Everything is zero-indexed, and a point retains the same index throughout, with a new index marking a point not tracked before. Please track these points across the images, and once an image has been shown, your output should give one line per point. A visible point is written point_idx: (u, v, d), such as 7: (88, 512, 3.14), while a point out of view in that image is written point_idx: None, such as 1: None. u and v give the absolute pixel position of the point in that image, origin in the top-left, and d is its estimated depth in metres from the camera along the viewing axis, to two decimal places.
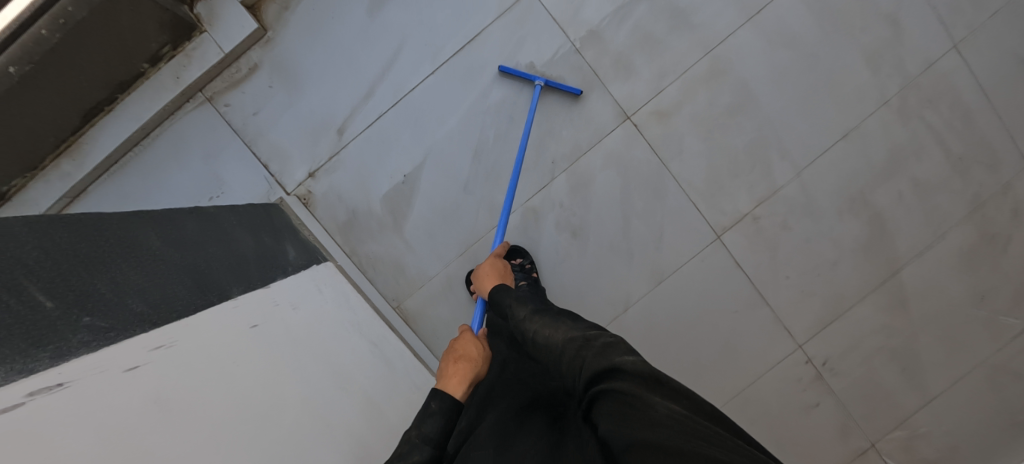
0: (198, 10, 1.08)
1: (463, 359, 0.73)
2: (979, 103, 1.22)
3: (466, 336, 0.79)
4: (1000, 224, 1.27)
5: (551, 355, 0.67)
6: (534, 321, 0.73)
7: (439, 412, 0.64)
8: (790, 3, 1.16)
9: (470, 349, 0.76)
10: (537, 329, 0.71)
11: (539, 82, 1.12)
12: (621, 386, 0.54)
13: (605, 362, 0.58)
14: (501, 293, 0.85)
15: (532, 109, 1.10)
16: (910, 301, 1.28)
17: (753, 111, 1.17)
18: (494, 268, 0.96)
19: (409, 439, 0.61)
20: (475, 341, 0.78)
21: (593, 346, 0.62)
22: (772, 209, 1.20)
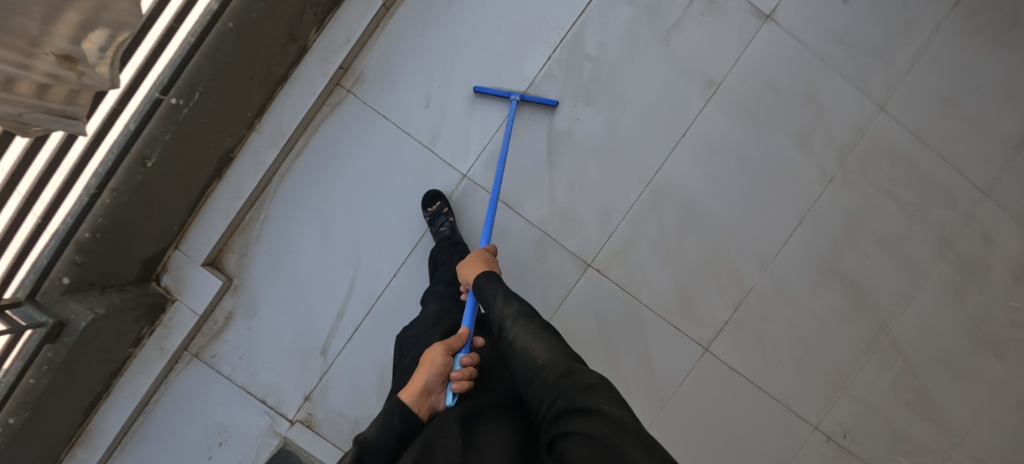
0: (165, 281, 1.14)
1: (419, 370, 0.67)
2: (919, 151, 1.22)
3: (433, 345, 0.71)
4: (975, 255, 1.25)
5: (522, 375, 0.58)
6: (517, 328, 0.61)
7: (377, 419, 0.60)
8: (709, 116, 1.18)
9: (429, 357, 0.68)
10: (516, 335, 0.61)
11: (515, 97, 1.13)
12: (600, 435, 0.45)
13: (589, 404, 0.49)
14: (491, 285, 0.71)
15: (510, 122, 1.11)
16: (913, 354, 1.26)
17: (703, 226, 1.20)
18: (476, 260, 0.81)
19: (353, 443, 0.57)
20: (438, 351, 0.69)
21: (577, 380, 0.52)
22: (749, 309, 1.22)
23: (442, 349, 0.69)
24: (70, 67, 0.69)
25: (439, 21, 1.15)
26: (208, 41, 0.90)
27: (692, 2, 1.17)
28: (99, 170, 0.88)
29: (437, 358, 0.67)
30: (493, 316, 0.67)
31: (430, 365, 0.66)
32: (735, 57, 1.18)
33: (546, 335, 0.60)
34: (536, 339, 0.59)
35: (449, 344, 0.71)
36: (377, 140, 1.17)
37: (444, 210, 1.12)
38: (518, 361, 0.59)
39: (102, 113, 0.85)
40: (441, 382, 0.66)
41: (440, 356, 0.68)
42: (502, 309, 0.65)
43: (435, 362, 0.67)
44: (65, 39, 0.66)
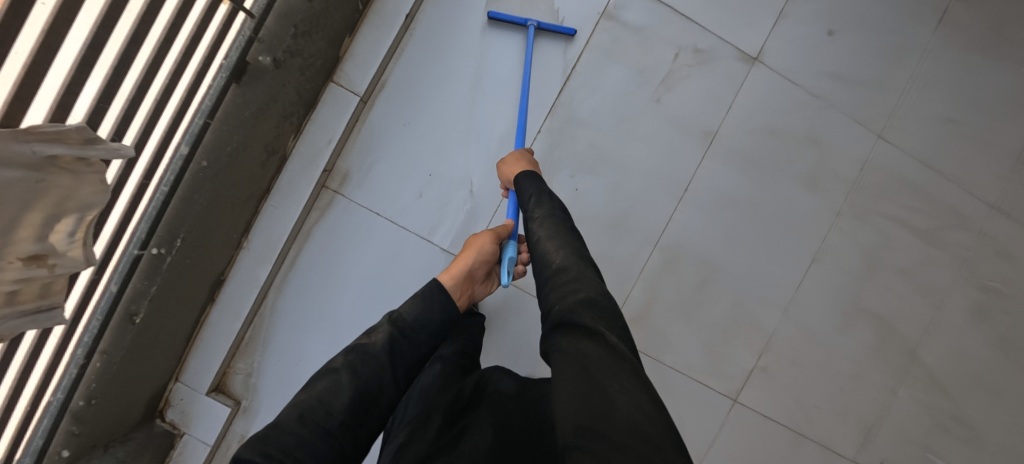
0: (170, 415, 1.06)
1: (463, 255, 0.87)
2: (926, 175, 1.20)
3: (482, 234, 0.91)
4: (993, 271, 1.24)
5: (537, 268, 0.71)
6: (541, 231, 0.74)
7: (417, 305, 0.75)
8: (713, 168, 1.15)
9: (473, 243, 0.89)
10: (540, 240, 0.73)
11: (530, 24, 1.08)
12: (586, 344, 0.55)
13: (585, 318, 0.58)
14: (530, 184, 0.83)
15: (529, 50, 1.07)
16: (943, 377, 1.24)
17: (720, 279, 1.17)
18: (519, 162, 0.91)
19: (392, 317, 0.73)
20: (483, 238, 0.89)
21: (579, 290, 0.62)
22: (776, 355, 1.19)
23: (485, 242, 0.88)
24: (41, 263, 0.62)
25: (424, 106, 1.11)
26: (185, 184, 0.84)
27: (678, 54, 1.14)
28: (85, 339, 0.82)
29: (477, 247, 0.87)
30: (526, 214, 0.80)
31: (471, 250, 0.87)
32: (729, 105, 1.15)
33: (569, 238, 0.71)
34: (557, 247, 0.70)
35: (495, 235, 0.89)
36: (374, 237, 1.12)
37: None
38: (539, 254, 0.71)
39: (79, 289, 0.76)
40: (476, 268, 0.86)
41: (480, 246, 0.87)
42: (533, 207, 0.79)
43: (474, 250, 0.87)
44: (30, 239, 0.58)
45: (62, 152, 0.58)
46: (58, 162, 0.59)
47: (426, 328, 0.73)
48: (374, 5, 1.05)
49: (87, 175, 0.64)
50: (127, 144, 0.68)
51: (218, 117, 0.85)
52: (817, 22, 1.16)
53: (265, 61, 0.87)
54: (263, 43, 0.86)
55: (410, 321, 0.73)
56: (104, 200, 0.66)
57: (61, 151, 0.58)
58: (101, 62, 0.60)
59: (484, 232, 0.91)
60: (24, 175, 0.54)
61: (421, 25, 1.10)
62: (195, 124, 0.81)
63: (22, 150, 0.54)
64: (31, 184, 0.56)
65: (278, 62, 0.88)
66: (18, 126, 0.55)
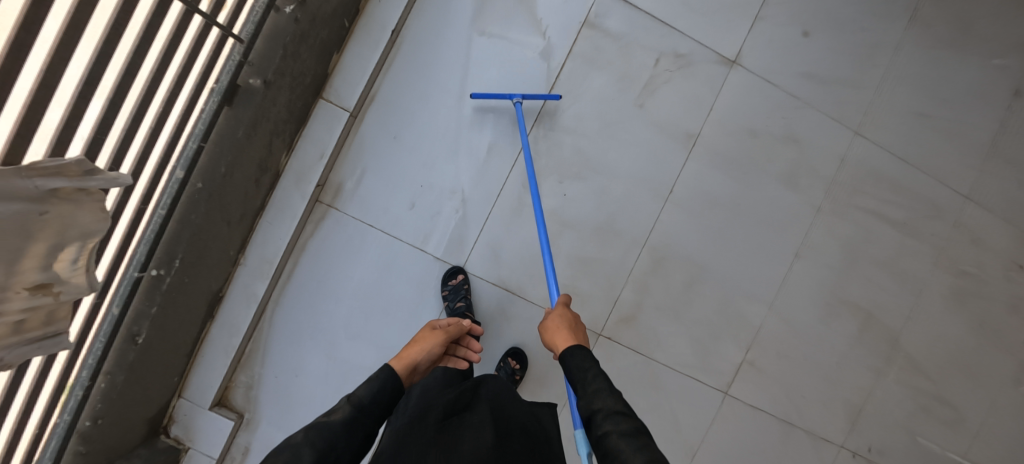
0: (174, 431, 1.08)
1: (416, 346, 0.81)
2: (900, 169, 1.24)
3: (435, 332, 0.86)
4: (968, 258, 1.28)
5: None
6: (609, 425, 0.59)
7: (374, 378, 0.67)
8: (696, 169, 1.19)
9: (425, 334, 0.85)
10: (610, 434, 0.58)
11: (517, 98, 1.10)
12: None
13: None
14: (587, 362, 0.68)
15: (522, 126, 1.08)
16: (924, 362, 1.29)
17: (706, 277, 1.21)
18: (563, 325, 0.78)
19: (348, 398, 0.64)
20: (436, 332, 0.85)
21: None
22: (762, 348, 1.23)
23: (441, 335, 0.84)
24: (47, 291, 0.64)
25: (413, 119, 1.13)
26: (181, 206, 0.87)
27: (658, 60, 1.17)
28: (89, 361, 0.84)
29: (433, 339, 0.83)
30: (583, 399, 0.64)
31: (427, 342, 0.82)
32: (709, 107, 1.18)
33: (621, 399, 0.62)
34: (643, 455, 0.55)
35: (447, 334, 0.86)
36: (368, 249, 1.14)
37: (466, 285, 1.12)
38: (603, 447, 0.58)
39: (83, 313, 0.79)
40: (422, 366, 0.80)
41: (435, 338, 0.84)
42: (590, 387, 0.64)
43: (432, 341, 0.83)
44: (36, 268, 0.61)
45: (63, 185, 0.61)
46: (59, 193, 0.61)
47: (385, 404, 0.66)
48: (360, 21, 1.06)
49: (86, 204, 0.66)
50: (125, 173, 0.71)
51: (211, 140, 0.87)
52: (792, 24, 1.20)
53: (254, 83, 0.89)
54: (253, 66, 0.88)
55: (366, 402, 0.64)
56: (105, 227, 0.69)
57: (62, 184, 0.60)
58: (97, 97, 0.63)
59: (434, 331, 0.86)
60: (28, 208, 0.57)
61: (407, 40, 1.12)
62: (188, 148, 0.84)
63: (25, 185, 0.56)
64: (34, 217, 0.58)
65: (268, 84, 0.90)
66: (18, 164, 0.56)
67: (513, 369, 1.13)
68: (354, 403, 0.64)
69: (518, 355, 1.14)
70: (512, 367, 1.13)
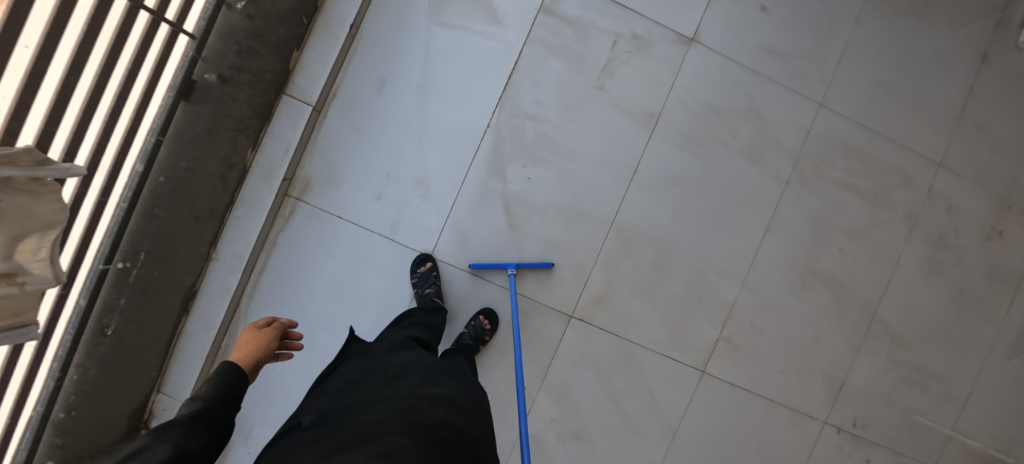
0: None
1: (251, 343, 0.71)
2: (866, 138, 1.25)
3: (264, 328, 0.75)
4: (943, 225, 1.27)
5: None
6: None
7: (217, 377, 0.62)
8: (658, 148, 1.20)
9: (246, 342, 0.71)
10: None
11: (512, 270, 1.13)
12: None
13: None
14: None
15: (513, 296, 1.11)
16: (905, 331, 1.27)
17: (675, 255, 1.21)
18: None
19: (192, 399, 0.59)
20: (261, 338, 0.72)
21: None
22: (737, 324, 1.23)
23: (267, 340, 0.72)
24: (9, 281, 0.64)
25: (377, 112, 1.16)
26: (144, 198, 0.92)
27: (616, 42, 1.18)
28: (60, 352, 0.89)
29: (254, 347, 0.70)
30: None
31: (246, 353, 0.69)
32: (669, 86, 1.20)
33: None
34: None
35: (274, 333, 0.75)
36: (340, 242, 1.16)
37: (434, 272, 1.14)
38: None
39: (50, 302, 0.84)
40: (268, 356, 0.71)
41: (259, 344, 0.71)
42: None
43: (253, 352, 0.70)
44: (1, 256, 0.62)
45: (15, 172, 0.61)
46: (12, 183, 0.63)
47: (235, 398, 0.62)
48: (320, 17, 1.07)
49: (43, 195, 0.68)
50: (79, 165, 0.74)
51: (169, 134, 0.92)
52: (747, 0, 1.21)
53: (209, 78, 0.94)
54: (207, 62, 0.94)
55: (217, 399, 0.60)
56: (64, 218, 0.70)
57: (15, 171, 0.61)
58: (44, 88, 0.66)
59: (258, 327, 0.74)
60: None
61: (367, 34, 1.14)
62: (148, 142, 0.89)
63: None
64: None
65: (223, 78, 0.95)
66: None
67: (483, 329, 1.14)
68: (202, 401, 0.59)
69: (490, 314, 1.15)
70: (481, 323, 1.14)
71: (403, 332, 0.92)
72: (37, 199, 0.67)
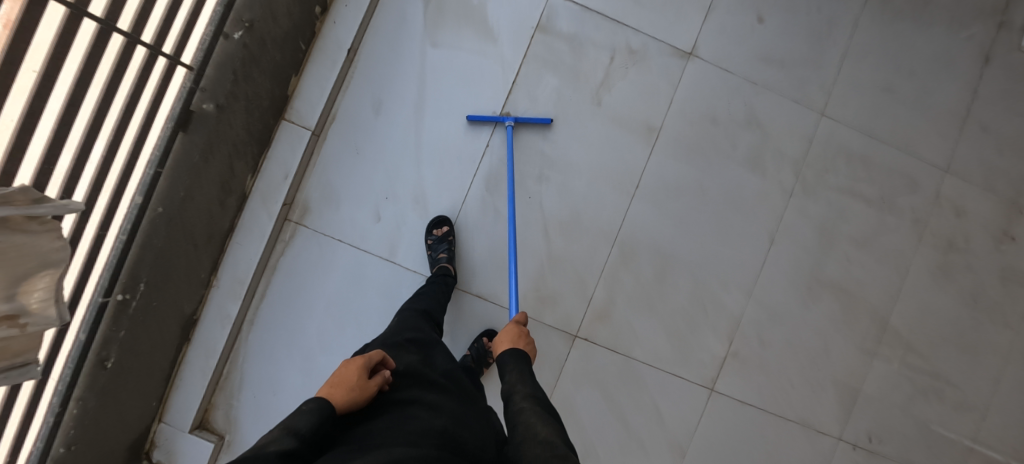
0: (156, 456, 1.08)
1: (350, 387, 0.64)
2: (869, 145, 1.23)
3: (368, 364, 0.67)
4: (953, 231, 1.25)
5: (517, 445, 0.64)
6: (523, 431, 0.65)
7: (313, 411, 0.60)
8: (659, 162, 1.19)
9: (350, 384, 0.64)
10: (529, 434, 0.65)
11: (510, 122, 1.14)
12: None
13: None
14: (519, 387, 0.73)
15: (510, 147, 1.12)
16: (918, 341, 1.24)
17: (679, 268, 1.19)
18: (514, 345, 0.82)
19: (282, 429, 0.57)
20: (362, 387, 0.65)
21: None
22: (744, 338, 1.20)
23: (365, 393, 0.65)
24: (11, 323, 0.64)
25: (375, 134, 1.15)
26: (142, 232, 0.89)
27: (613, 56, 1.18)
28: (59, 388, 0.86)
29: (353, 397, 0.64)
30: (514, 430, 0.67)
31: (343, 400, 0.64)
32: (667, 100, 1.19)
33: (550, 418, 0.68)
34: (541, 420, 0.66)
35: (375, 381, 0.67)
36: (339, 264, 1.15)
37: (450, 236, 1.12)
38: (520, 431, 0.66)
39: (46, 347, 0.82)
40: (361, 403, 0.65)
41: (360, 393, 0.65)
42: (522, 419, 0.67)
43: (349, 401, 0.64)
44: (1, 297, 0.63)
45: (8, 212, 0.60)
46: (8, 222, 0.62)
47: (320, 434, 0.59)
48: (317, 43, 1.10)
49: (41, 233, 0.67)
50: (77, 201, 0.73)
51: (167, 166, 0.88)
52: (745, 11, 1.20)
53: (208, 109, 0.90)
54: (206, 91, 0.89)
55: (308, 437, 0.57)
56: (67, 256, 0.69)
57: (9, 211, 0.60)
58: (41, 125, 0.64)
59: (364, 364, 0.67)
60: None
61: (364, 57, 1.15)
62: (146, 175, 0.86)
63: None
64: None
65: (221, 107, 0.92)
66: None
67: (486, 350, 1.12)
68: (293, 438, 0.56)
69: (494, 335, 1.14)
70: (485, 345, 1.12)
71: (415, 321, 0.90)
72: (36, 238, 0.66)
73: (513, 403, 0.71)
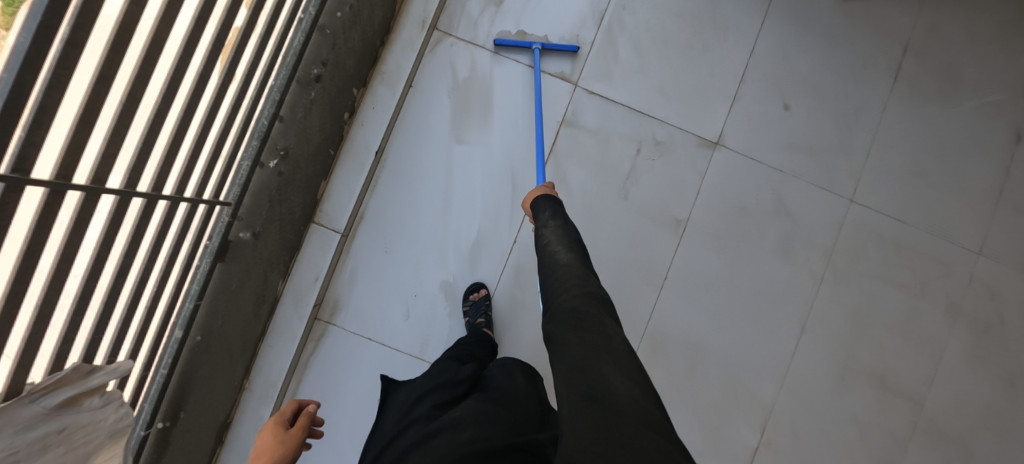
0: None
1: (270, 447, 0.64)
2: (900, 230, 1.22)
3: (276, 421, 0.69)
4: (987, 314, 1.23)
5: (544, 268, 0.71)
6: (554, 250, 0.71)
7: None
8: (688, 252, 1.19)
9: (268, 448, 0.64)
10: (555, 250, 0.71)
11: (536, 45, 1.15)
12: (580, 326, 0.58)
13: (575, 296, 0.62)
14: (546, 218, 0.78)
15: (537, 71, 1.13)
16: (956, 428, 1.21)
17: (709, 360, 1.18)
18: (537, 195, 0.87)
19: None
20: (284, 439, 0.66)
21: (584, 282, 0.64)
22: (779, 427, 1.18)
23: (290, 441, 0.66)
24: None
25: (403, 231, 1.16)
26: (182, 362, 0.90)
27: (639, 149, 1.19)
28: None
29: (280, 453, 0.64)
30: (544, 253, 0.72)
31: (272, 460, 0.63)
32: (695, 190, 1.19)
33: (577, 251, 0.71)
34: (566, 248, 0.70)
35: (296, 431, 0.68)
36: (368, 361, 1.15)
37: (486, 301, 1.12)
38: (547, 260, 0.71)
39: None
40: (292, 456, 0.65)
41: (286, 447, 0.65)
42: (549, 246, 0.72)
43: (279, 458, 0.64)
44: None
45: (68, 393, 0.64)
46: (70, 402, 0.64)
47: None
48: (345, 146, 1.11)
49: (104, 405, 0.70)
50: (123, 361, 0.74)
51: (207, 297, 0.90)
52: (771, 99, 1.20)
53: (244, 236, 0.92)
54: (242, 221, 0.91)
55: None
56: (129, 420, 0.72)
57: (67, 393, 0.64)
58: (92, 303, 0.65)
59: (270, 422, 0.68)
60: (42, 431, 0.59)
61: (392, 155, 1.15)
62: (185, 308, 0.87)
63: (29, 409, 0.58)
64: (52, 436, 0.60)
65: (257, 234, 0.94)
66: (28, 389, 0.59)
67: None
68: None
69: None
70: None
71: (448, 362, 0.87)
72: (101, 412, 0.68)
73: (544, 235, 0.75)
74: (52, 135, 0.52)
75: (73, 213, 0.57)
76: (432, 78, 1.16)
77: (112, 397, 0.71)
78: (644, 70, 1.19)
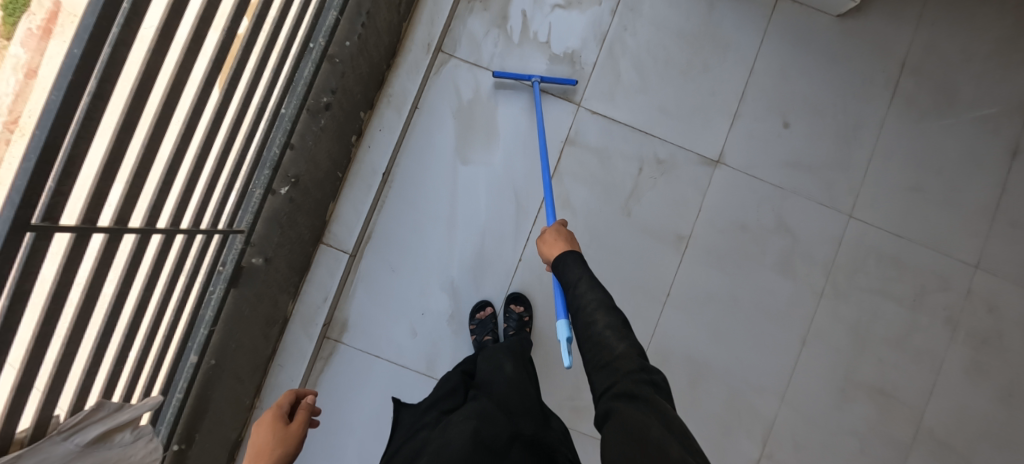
0: None
1: (266, 446, 0.63)
2: (899, 246, 1.24)
3: (269, 415, 0.67)
4: (985, 328, 1.24)
5: (585, 347, 0.62)
6: (597, 325, 0.61)
7: None
8: (690, 269, 1.21)
9: (267, 446, 0.63)
10: (598, 326, 0.61)
11: (535, 79, 1.15)
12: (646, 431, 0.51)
13: (633, 397, 0.55)
14: (578, 275, 0.67)
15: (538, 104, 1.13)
16: (955, 440, 1.23)
17: (711, 374, 1.20)
18: (559, 236, 0.76)
19: None
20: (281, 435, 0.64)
21: (639, 375, 0.57)
22: (781, 441, 1.20)
23: (287, 438, 0.65)
24: None
25: (410, 251, 1.17)
26: (197, 386, 0.91)
27: (641, 168, 1.21)
28: None
29: (278, 453, 0.63)
30: (580, 326, 0.63)
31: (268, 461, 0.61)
32: (696, 208, 1.21)
33: (626, 332, 0.61)
34: (614, 329, 0.61)
35: (292, 428, 0.66)
36: (377, 380, 1.17)
37: (491, 319, 1.13)
38: (587, 335, 0.62)
39: None
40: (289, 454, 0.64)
41: (285, 446, 0.64)
42: (589, 316, 0.63)
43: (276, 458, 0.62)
44: None
45: (99, 429, 0.68)
46: (101, 437, 0.69)
47: None
48: (352, 168, 1.13)
49: (133, 441, 0.74)
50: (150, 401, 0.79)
51: (220, 323, 0.91)
52: (771, 118, 1.22)
53: (257, 262, 0.94)
54: (255, 247, 0.93)
55: None
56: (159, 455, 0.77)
57: (99, 429, 0.68)
58: (113, 335, 0.68)
59: (265, 417, 0.67)
60: None
61: (398, 176, 1.17)
62: (200, 335, 0.88)
63: (63, 447, 0.63)
64: None
65: (268, 259, 0.96)
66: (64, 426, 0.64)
67: None
68: None
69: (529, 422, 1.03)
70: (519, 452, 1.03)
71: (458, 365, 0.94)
72: (132, 446, 0.73)
73: (580, 301, 0.65)
74: (77, 188, 0.54)
75: (97, 254, 0.60)
76: (437, 100, 1.18)
77: (143, 431, 0.76)
78: (646, 90, 1.21)
